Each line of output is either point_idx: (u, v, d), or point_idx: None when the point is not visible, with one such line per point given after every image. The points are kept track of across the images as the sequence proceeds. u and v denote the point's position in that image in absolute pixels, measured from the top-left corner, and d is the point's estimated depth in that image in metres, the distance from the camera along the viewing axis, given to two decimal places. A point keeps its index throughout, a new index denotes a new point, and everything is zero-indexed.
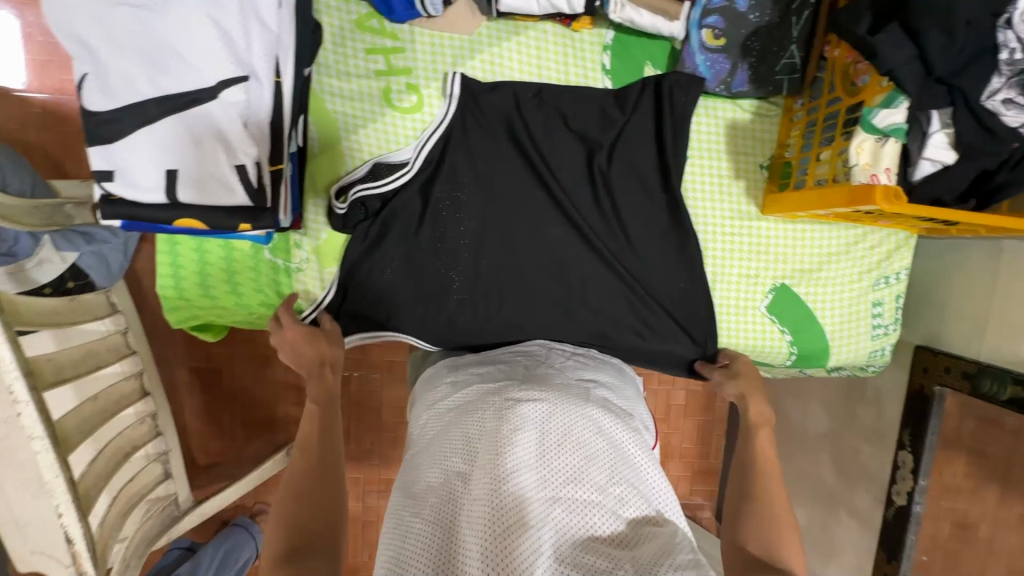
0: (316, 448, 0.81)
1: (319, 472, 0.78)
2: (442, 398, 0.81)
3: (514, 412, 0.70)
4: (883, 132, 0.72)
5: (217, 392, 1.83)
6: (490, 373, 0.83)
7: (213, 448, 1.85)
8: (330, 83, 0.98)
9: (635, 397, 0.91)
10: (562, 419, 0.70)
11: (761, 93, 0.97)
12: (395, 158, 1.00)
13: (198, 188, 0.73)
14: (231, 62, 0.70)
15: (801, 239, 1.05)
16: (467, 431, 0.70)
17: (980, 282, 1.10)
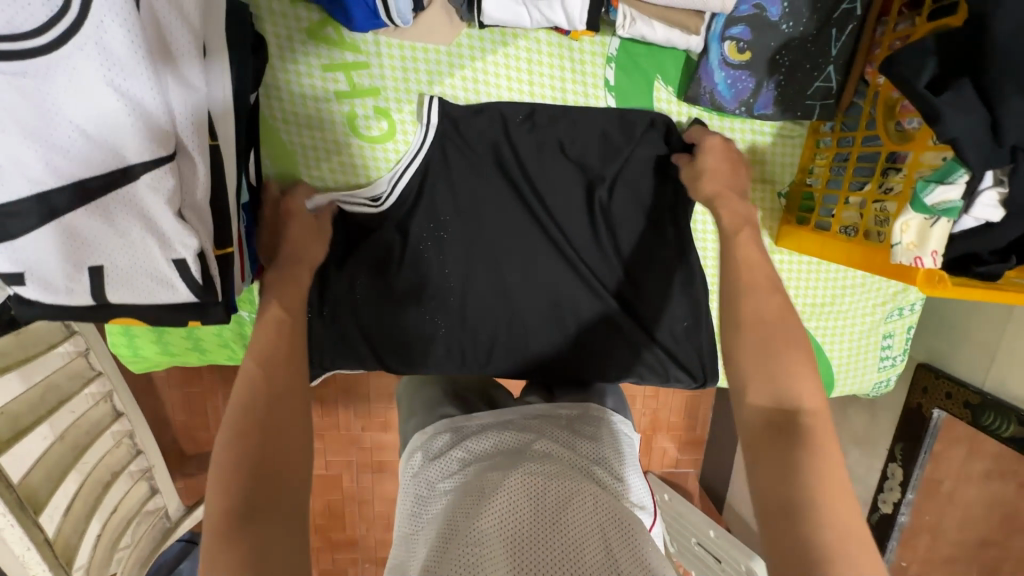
0: (279, 370, 0.64)
1: (278, 398, 0.62)
2: (433, 474, 0.76)
3: (502, 498, 0.65)
4: (931, 211, 0.62)
5: (197, 391, 1.76)
6: (481, 439, 0.78)
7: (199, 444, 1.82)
8: (281, 108, 0.82)
9: (636, 457, 0.84)
10: (557, 505, 0.65)
11: (787, 118, 0.84)
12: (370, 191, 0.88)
13: (134, 284, 0.61)
14: (148, 138, 0.55)
15: (816, 273, 0.97)
16: (453, 525, 0.66)
17: (994, 308, 1.05)
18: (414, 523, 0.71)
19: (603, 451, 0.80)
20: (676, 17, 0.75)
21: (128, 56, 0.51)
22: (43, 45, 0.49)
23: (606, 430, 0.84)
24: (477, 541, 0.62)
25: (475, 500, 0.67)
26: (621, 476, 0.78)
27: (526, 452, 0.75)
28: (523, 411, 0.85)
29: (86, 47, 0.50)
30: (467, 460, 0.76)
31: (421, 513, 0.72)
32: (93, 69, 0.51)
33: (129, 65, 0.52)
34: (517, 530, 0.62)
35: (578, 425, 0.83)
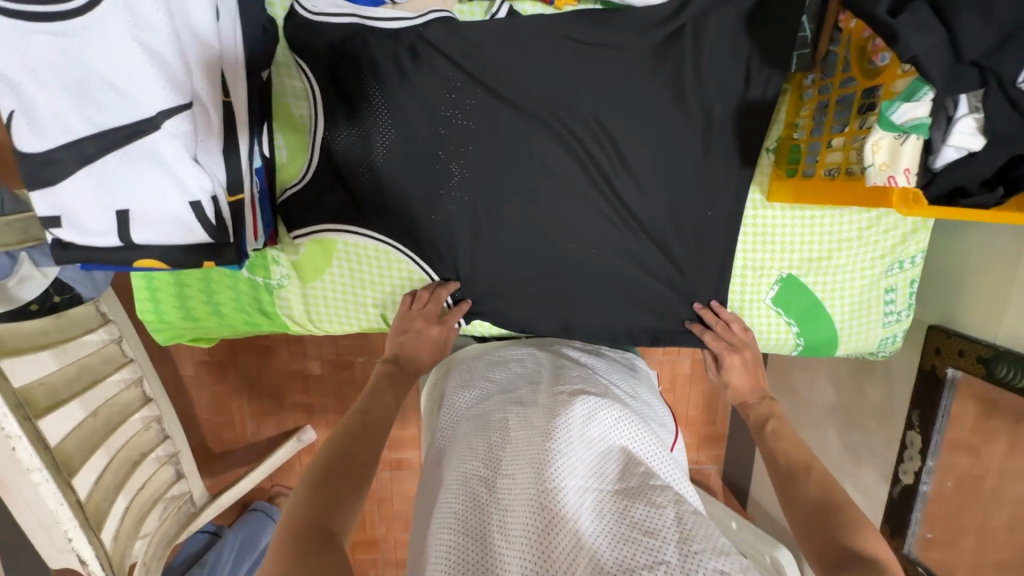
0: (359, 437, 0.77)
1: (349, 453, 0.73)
2: (467, 387, 0.87)
3: (543, 416, 0.73)
4: (902, 129, 0.63)
5: (225, 383, 1.84)
6: (509, 365, 0.90)
7: (225, 437, 1.88)
8: (285, 87, 0.90)
9: (650, 392, 0.94)
10: (583, 400, 0.76)
11: (771, 71, 0.87)
12: (402, 88, 0.90)
13: (150, 226, 0.67)
14: (169, 89, 0.62)
15: (810, 227, 0.98)
16: (491, 439, 0.73)
17: (1002, 259, 1.03)
18: (454, 425, 0.81)
19: (619, 382, 0.91)
20: None
21: (153, 15, 0.60)
22: (81, 6, 0.57)
23: (615, 369, 0.95)
24: (522, 429, 0.72)
25: (512, 421, 0.75)
26: (636, 398, 0.88)
27: (552, 371, 0.86)
28: (541, 352, 0.94)
29: (116, 9, 0.58)
30: (499, 375, 0.87)
31: (459, 417, 0.82)
32: (122, 28, 0.58)
33: (153, 22, 0.60)
34: (552, 416, 0.73)
35: (595, 361, 0.94)
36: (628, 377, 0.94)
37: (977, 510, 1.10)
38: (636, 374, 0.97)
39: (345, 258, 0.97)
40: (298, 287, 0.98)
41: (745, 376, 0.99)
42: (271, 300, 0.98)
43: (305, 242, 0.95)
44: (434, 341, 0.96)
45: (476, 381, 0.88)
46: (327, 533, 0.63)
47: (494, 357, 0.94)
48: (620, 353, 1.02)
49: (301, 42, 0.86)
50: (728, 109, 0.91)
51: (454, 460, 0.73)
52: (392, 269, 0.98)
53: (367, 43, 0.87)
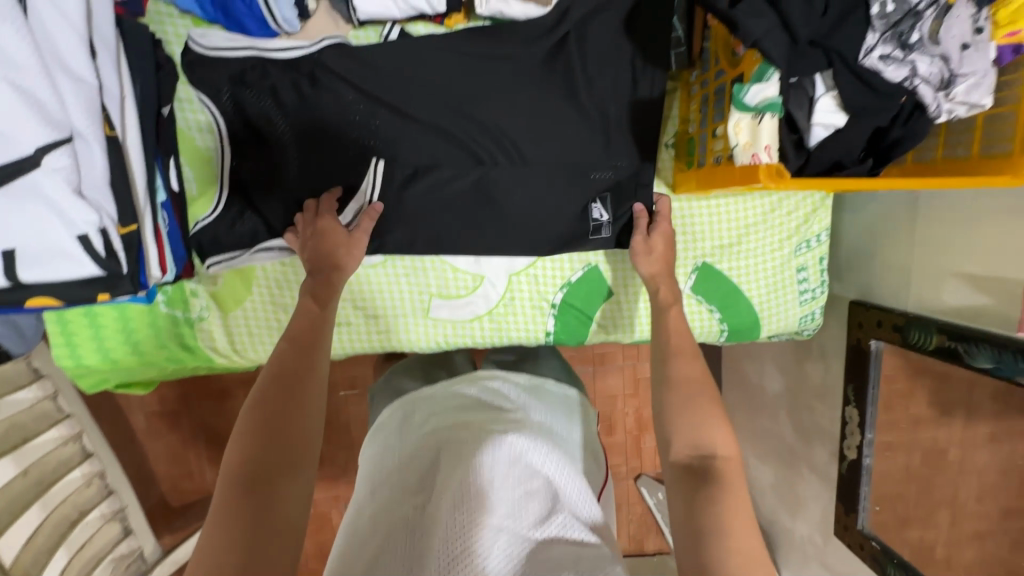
0: (302, 364, 0.70)
1: (294, 386, 0.67)
2: (393, 440, 0.78)
3: (469, 455, 0.67)
4: (757, 109, 0.68)
5: (178, 432, 1.78)
6: (440, 402, 0.81)
7: (185, 487, 1.81)
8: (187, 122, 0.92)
9: (588, 427, 0.86)
10: (512, 440, 0.70)
11: (655, 71, 0.92)
12: (306, 111, 0.91)
13: (41, 264, 0.67)
14: (45, 126, 0.62)
15: (716, 215, 1.02)
16: (411, 486, 0.66)
17: (901, 231, 1.09)
18: (375, 478, 0.72)
19: (559, 416, 0.84)
20: None
21: (21, 53, 0.59)
22: None
23: (557, 399, 0.88)
24: (440, 482, 0.65)
25: (437, 461, 0.68)
26: (569, 443, 0.80)
27: (484, 408, 0.78)
28: (483, 380, 0.87)
29: None
30: (426, 417, 0.79)
31: (378, 473, 0.72)
32: None
33: (20, 59, 0.59)
34: (474, 465, 0.66)
35: (534, 396, 0.86)
36: (569, 409, 0.87)
37: (921, 472, 1.11)
38: (576, 409, 0.88)
39: (267, 286, 0.97)
40: (219, 319, 0.97)
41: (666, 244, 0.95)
42: (192, 334, 0.97)
43: (221, 273, 0.95)
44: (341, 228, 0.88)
45: (408, 418, 0.81)
46: (286, 464, 0.61)
47: (431, 389, 0.86)
48: (564, 387, 0.91)
49: (201, 77, 0.88)
50: (622, 109, 0.95)
51: (365, 521, 0.65)
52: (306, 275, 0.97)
53: (263, 71, 0.89)
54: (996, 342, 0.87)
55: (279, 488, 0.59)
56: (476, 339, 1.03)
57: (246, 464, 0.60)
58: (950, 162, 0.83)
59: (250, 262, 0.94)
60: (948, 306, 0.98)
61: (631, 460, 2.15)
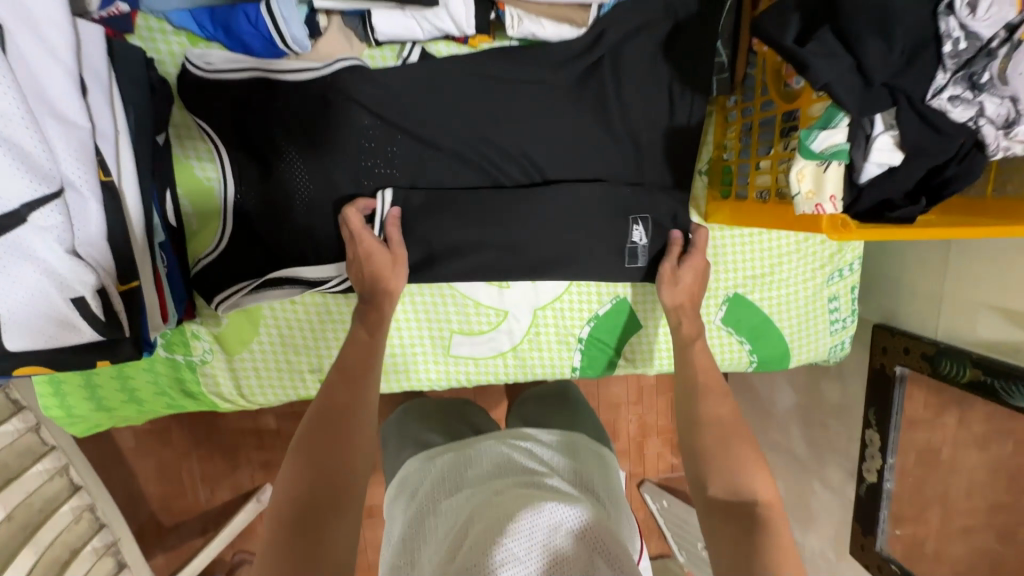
0: (346, 397, 0.72)
1: (337, 421, 0.69)
2: (422, 508, 0.73)
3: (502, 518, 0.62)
4: (823, 156, 0.63)
5: (167, 453, 1.67)
6: (470, 466, 0.76)
7: (177, 507, 1.70)
8: (189, 151, 0.83)
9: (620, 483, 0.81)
10: (550, 506, 0.62)
11: (693, 97, 0.86)
12: (316, 135, 0.82)
13: (31, 330, 0.59)
14: (33, 181, 0.54)
15: (749, 244, 0.98)
16: (444, 558, 0.61)
17: (930, 258, 1.06)
18: (410, 557, 0.68)
19: (595, 474, 0.78)
20: (564, 12, 0.78)
21: (1, 100, 0.51)
22: None
23: (589, 452, 0.82)
24: (473, 551, 0.60)
25: (470, 526, 0.63)
26: (610, 505, 0.74)
27: (516, 473, 0.73)
28: (511, 432, 0.83)
29: None
30: (456, 483, 0.74)
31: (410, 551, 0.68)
32: None
33: (0, 106, 0.51)
34: (505, 540, 0.59)
35: (568, 451, 0.80)
36: (603, 462, 0.81)
37: (944, 494, 1.11)
38: (610, 470, 0.81)
39: (276, 325, 0.90)
40: (224, 361, 0.90)
41: (695, 278, 0.90)
42: (195, 379, 0.90)
43: (226, 314, 0.87)
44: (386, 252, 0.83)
45: (435, 475, 0.76)
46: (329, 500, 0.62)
47: (456, 442, 0.82)
48: (592, 440, 0.85)
49: (203, 103, 0.79)
50: (657, 135, 0.89)
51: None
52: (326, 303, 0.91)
53: (270, 97, 0.80)
54: None
55: (322, 523, 0.60)
56: (499, 376, 0.98)
57: (292, 498, 0.62)
58: (1003, 201, 0.79)
59: (259, 301, 0.87)
60: (981, 339, 0.97)
61: (633, 466, 2.14)
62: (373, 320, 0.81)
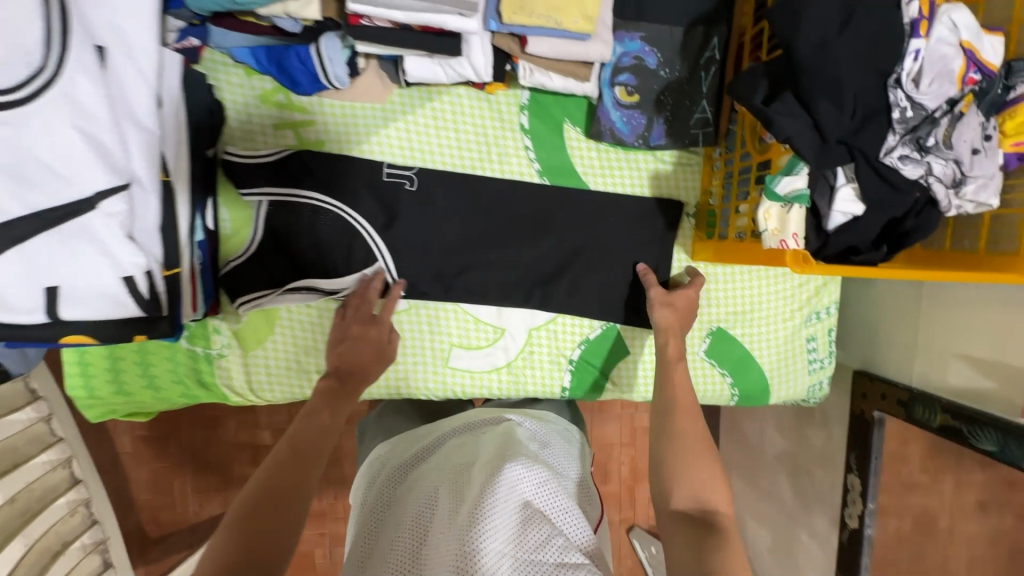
0: (285, 473, 0.68)
1: (273, 493, 0.65)
2: (394, 464, 0.81)
3: (475, 484, 0.69)
4: (786, 199, 0.73)
5: (168, 458, 1.70)
6: (442, 436, 0.83)
7: (164, 518, 1.72)
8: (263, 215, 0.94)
9: (579, 453, 0.89)
10: (511, 468, 0.71)
11: (678, 146, 0.97)
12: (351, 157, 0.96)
13: (82, 304, 0.68)
14: (106, 173, 0.65)
15: (733, 282, 1.06)
16: (420, 510, 0.69)
17: (905, 310, 1.12)
18: (375, 508, 0.75)
19: (551, 441, 0.86)
20: (567, 68, 0.88)
21: (93, 104, 0.63)
22: (21, 97, 0.59)
23: (551, 428, 0.89)
24: (446, 506, 0.68)
25: (445, 489, 0.71)
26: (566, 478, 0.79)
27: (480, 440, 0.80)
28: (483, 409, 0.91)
29: (57, 100, 0.61)
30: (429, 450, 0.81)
31: (381, 501, 0.76)
32: (62, 116, 0.61)
33: (93, 109, 0.63)
34: (471, 501, 0.67)
35: (531, 423, 0.87)
36: (567, 441, 0.89)
37: (925, 535, 1.11)
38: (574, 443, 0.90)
39: (293, 325, 0.98)
40: (239, 356, 0.97)
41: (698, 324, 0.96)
42: (211, 371, 0.96)
43: (249, 312, 0.96)
44: (376, 343, 0.90)
45: (416, 443, 0.84)
46: (254, 569, 0.59)
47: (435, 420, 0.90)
48: (558, 420, 0.92)
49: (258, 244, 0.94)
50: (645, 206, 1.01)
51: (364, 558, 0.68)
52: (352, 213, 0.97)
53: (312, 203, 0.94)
54: (1000, 427, 0.90)
55: None
56: (493, 390, 1.03)
57: (208, 575, 0.58)
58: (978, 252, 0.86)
59: (280, 301, 0.95)
60: (951, 386, 1.01)
61: (624, 511, 2.12)
62: (341, 408, 0.80)
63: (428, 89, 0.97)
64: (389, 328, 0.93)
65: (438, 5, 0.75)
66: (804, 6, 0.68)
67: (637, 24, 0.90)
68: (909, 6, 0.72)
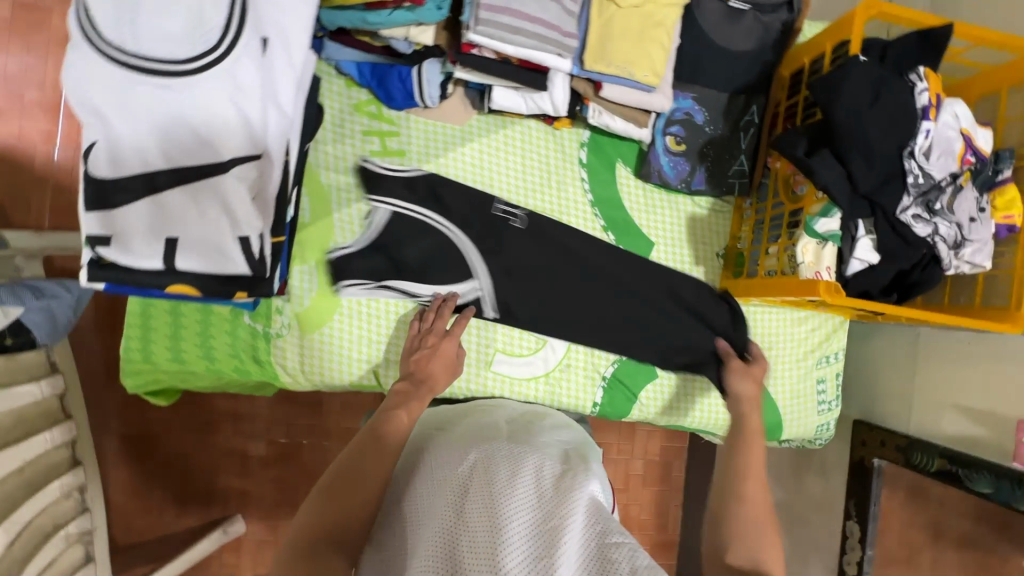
0: (363, 460, 0.76)
1: (352, 476, 0.74)
2: (455, 433, 0.83)
3: (519, 464, 0.73)
4: (822, 236, 0.88)
5: (150, 466, 1.51)
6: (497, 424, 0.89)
7: (135, 526, 1.50)
8: (349, 214, 1.01)
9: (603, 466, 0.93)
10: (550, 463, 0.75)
11: (716, 192, 1.11)
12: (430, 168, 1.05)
13: (196, 255, 0.74)
14: (247, 142, 0.73)
15: (753, 320, 1.16)
16: (461, 474, 0.72)
17: (902, 363, 1.23)
18: (445, 458, 0.76)
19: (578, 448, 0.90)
20: (631, 114, 1.02)
21: (251, 84, 0.72)
22: (192, 69, 0.70)
23: (570, 434, 0.94)
24: (489, 473, 0.71)
25: (486, 460, 0.74)
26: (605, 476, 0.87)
27: (538, 435, 0.88)
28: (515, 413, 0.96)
29: (221, 76, 0.71)
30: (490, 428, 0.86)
31: (454, 451, 0.77)
32: (222, 91, 0.71)
33: (249, 87, 0.72)
34: (556, 472, 0.73)
35: (561, 435, 0.92)
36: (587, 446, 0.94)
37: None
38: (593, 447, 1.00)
39: (352, 314, 1.02)
40: (296, 338, 1.00)
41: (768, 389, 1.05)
42: (266, 349, 1.00)
43: (312, 297, 1.00)
44: (447, 357, 0.97)
45: (452, 430, 0.87)
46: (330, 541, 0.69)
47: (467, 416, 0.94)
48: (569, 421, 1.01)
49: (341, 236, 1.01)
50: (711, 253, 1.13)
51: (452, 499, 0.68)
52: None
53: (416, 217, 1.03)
54: (995, 471, 1.00)
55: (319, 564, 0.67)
56: (529, 396, 1.09)
57: (295, 541, 0.70)
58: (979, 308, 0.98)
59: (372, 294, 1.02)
60: (948, 434, 1.11)
61: None
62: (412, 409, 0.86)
63: (502, 119, 1.09)
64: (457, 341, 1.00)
65: (544, 46, 0.89)
66: (841, 84, 0.84)
67: (690, 85, 1.06)
68: (921, 94, 0.87)
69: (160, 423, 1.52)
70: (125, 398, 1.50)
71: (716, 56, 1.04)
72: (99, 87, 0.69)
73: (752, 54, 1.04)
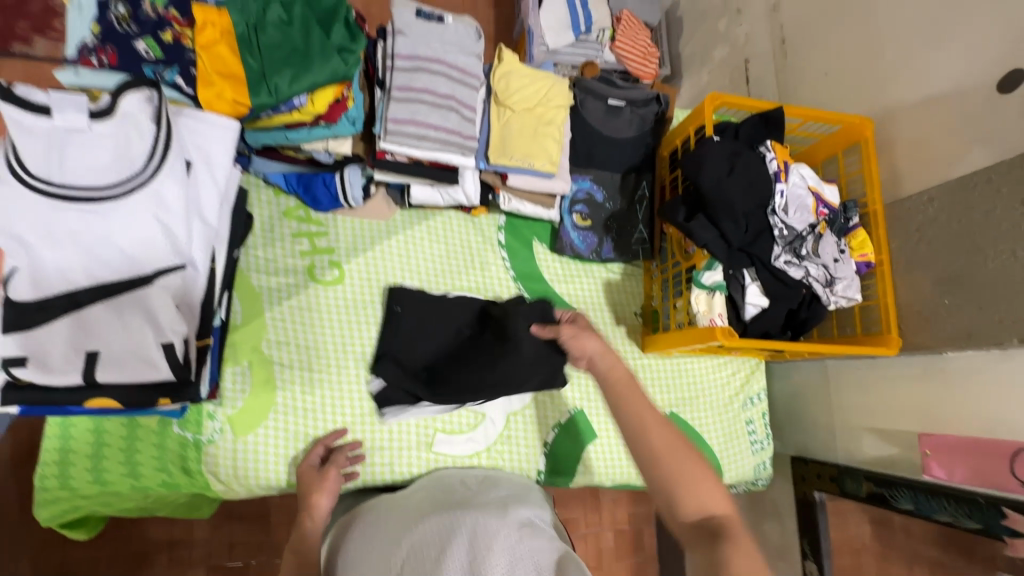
0: None
1: None
2: (385, 517, 0.85)
3: (454, 529, 0.78)
4: (710, 287, 1.01)
5: None
6: (425, 499, 0.91)
7: None
8: (280, 314, 1.06)
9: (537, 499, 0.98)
10: (486, 521, 0.79)
11: (625, 259, 1.23)
12: (360, 274, 1.12)
13: (118, 367, 0.76)
14: (170, 253, 0.78)
15: (677, 373, 1.25)
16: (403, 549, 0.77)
17: (819, 396, 1.32)
18: (377, 549, 0.79)
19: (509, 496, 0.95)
20: (537, 198, 1.15)
21: (175, 202, 0.78)
22: (116, 193, 0.75)
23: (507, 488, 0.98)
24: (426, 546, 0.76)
25: (425, 530, 0.79)
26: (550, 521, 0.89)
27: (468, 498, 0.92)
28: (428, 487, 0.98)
29: (145, 197, 0.77)
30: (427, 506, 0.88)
31: (392, 540, 0.79)
32: (147, 209, 0.77)
33: (173, 206, 0.78)
34: (487, 534, 0.76)
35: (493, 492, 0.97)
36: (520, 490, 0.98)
37: None
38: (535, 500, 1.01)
39: (286, 410, 1.03)
40: (228, 442, 0.98)
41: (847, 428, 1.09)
42: (197, 459, 0.97)
43: (246, 397, 1.00)
44: (311, 476, 0.96)
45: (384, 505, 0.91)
46: None
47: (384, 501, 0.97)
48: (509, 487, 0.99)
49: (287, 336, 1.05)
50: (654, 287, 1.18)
51: None
52: (355, 310, 1.10)
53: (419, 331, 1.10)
54: (911, 486, 1.05)
55: None
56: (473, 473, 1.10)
57: None
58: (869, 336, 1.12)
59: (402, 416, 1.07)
60: (870, 457, 1.18)
61: None
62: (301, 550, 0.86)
63: (424, 212, 1.19)
64: (310, 460, 0.99)
65: (447, 148, 1.00)
66: (704, 159, 0.99)
67: (586, 169, 1.21)
68: (772, 162, 1.05)
69: (82, 565, 1.38)
70: (43, 540, 1.37)
71: (606, 142, 1.20)
72: (24, 215, 0.72)
73: (635, 139, 1.21)
